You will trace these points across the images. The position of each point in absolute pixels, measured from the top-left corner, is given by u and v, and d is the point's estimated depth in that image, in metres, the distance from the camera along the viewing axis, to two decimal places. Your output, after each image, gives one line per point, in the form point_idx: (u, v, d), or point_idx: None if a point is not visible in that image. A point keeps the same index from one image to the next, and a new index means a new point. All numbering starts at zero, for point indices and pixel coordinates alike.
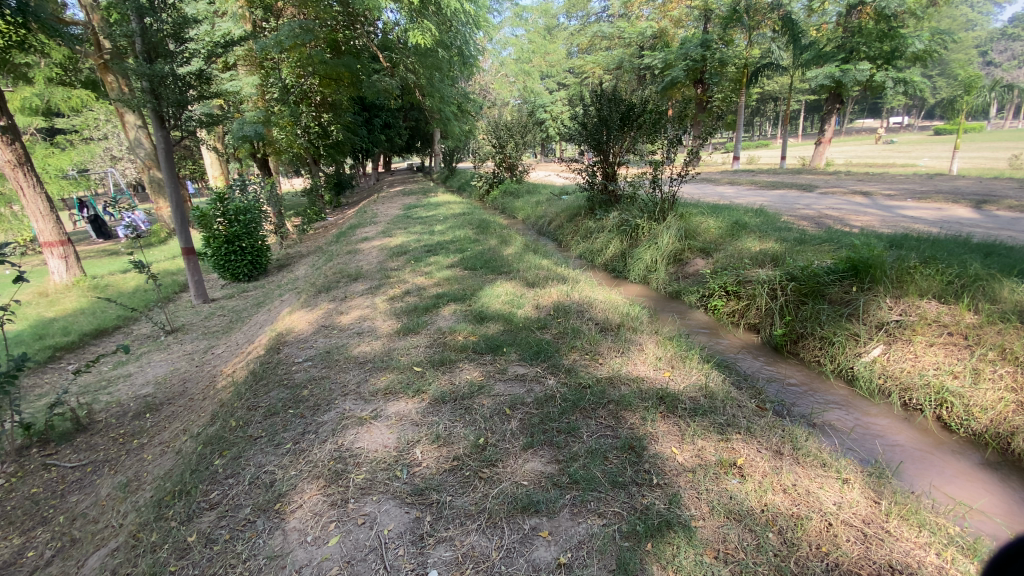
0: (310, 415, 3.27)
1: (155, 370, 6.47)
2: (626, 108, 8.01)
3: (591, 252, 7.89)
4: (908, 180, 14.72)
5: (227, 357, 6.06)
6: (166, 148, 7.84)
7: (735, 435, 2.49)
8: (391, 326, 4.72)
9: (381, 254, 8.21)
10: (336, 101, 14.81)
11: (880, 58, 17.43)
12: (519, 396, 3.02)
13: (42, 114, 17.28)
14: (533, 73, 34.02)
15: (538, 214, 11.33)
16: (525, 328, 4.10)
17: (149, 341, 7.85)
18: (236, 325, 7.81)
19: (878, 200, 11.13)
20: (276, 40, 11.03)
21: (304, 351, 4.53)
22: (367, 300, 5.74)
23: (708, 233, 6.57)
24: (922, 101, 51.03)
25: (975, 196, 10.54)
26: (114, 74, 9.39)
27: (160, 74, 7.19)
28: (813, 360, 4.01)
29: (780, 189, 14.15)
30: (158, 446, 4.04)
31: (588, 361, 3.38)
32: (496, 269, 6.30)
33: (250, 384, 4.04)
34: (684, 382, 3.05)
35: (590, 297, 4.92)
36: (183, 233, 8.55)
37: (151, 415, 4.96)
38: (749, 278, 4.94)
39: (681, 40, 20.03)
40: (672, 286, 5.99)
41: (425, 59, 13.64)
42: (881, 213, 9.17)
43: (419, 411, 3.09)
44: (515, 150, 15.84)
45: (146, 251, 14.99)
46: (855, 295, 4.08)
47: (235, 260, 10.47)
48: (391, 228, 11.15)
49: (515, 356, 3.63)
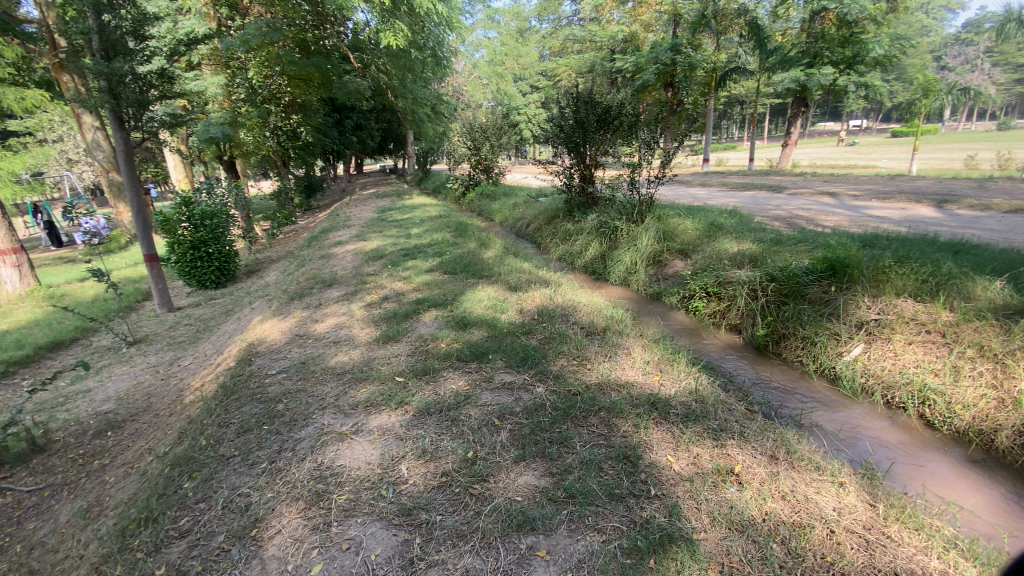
0: (286, 431, 3.10)
1: (117, 384, 6.13)
2: (603, 110, 8.02)
3: (570, 254, 7.87)
4: (871, 180, 15.26)
5: (195, 369, 5.78)
6: (125, 151, 7.45)
7: (729, 441, 2.46)
8: (369, 334, 4.56)
9: (356, 259, 8.00)
10: (306, 102, 14.43)
11: (842, 63, 18.02)
12: (507, 406, 2.93)
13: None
14: (506, 75, 34.00)
15: (516, 216, 11.27)
16: (509, 333, 4.01)
17: (110, 353, 7.45)
18: (204, 335, 7.49)
19: (845, 200, 11.47)
20: (243, 39, 10.68)
21: (278, 362, 4.32)
22: (343, 307, 5.55)
23: (686, 234, 6.62)
24: (880, 106, 53.20)
25: (935, 196, 10.97)
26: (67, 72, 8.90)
27: (119, 73, 6.81)
28: (795, 359, 4.04)
29: (752, 190, 14.45)
30: (121, 467, 3.79)
31: (576, 367, 3.31)
32: (476, 273, 6.20)
33: (221, 398, 3.83)
34: (674, 387, 3.00)
35: (573, 300, 4.87)
36: (146, 239, 8.16)
37: (113, 433, 4.67)
38: (729, 279, 4.95)
39: (651, 43, 20.30)
40: (653, 288, 6.00)
41: (398, 60, 13.44)
42: (849, 213, 9.45)
43: (403, 423, 2.96)
44: (490, 152, 15.75)
45: (106, 258, 14.31)
46: (834, 295, 4.12)
47: (201, 267, 10.05)
48: (365, 231, 10.90)
49: (501, 363, 3.53)
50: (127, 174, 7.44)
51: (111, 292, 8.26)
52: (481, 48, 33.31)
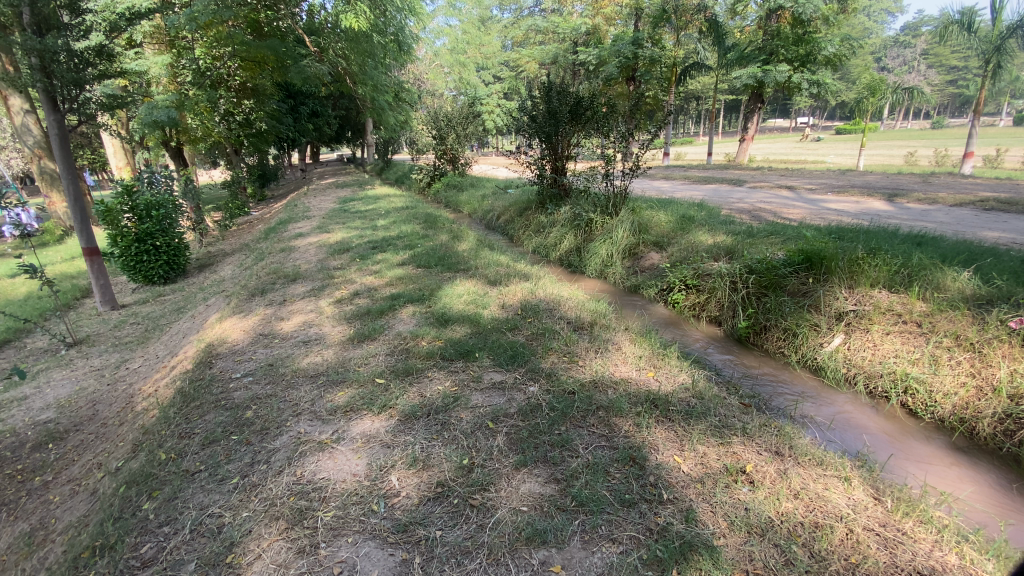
0: (259, 442, 2.85)
1: (57, 390, 5.59)
2: (575, 101, 7.92)
3: (544, 247, 7.77)
4: (824, 175, 15.91)
5: (147, 372, 5.34)
6: (60, 137, 6.78)
7: (733, 438, 2.41)
8: (342, 332, 4.31)
9: (321, 252, 7.63)
10: (259, 86, 13.77)
11: (796, 61, 18.54)
12: (499, 408, 2.79)
13: None
14: (468, 64, 33.39)
15: (485, 207, 11.08)
16: (494, 330, 3.86)
17: (46, 356, 6.83)
18: (154, 334, 6.95)
19: (802, 194, 11.89)
20: (191, 17, 9.94)
21: (243, 364, 4.00)
22: (311, 303, 5.24)
23: (660, 227, 6.62)
24: (825, 105, 55.72)
25: (886, 190, 11.48)
26: None
27: (53, 49, 6.21)
28: (777, 351, 4.07)
29: (714, 183, 14.78)
30: (67, 485, 3.42)
31: (568, 364, 3.19)
32: (451, 266, 6.01)
33: (180, 407, 3.51)
34: (670, 383, 2.93)
35: (555, 294, 4.77)
36: (85, 232, 7.48)
37: (55, 446, 4.24)
38: (708, 271, 4.94)
39: (614, 37, 20.32)
40: (631, 280, 5.97)
41: (357, 45, 12.89)
42: (809, 205, 9.75)
43: (389, 430, 2.76)
44: (456, 141, 15.41)
45: (38, 252, 13.17)
46: (813, 286, 4.17)
47: (147, 261, 9.36)
48: (328, 223, 10.45)
49: (488, 361, 3.38)
50: (63, 162, 6.80)
51: (46, 290, 7.56)
52: (441, 37, 32.56)
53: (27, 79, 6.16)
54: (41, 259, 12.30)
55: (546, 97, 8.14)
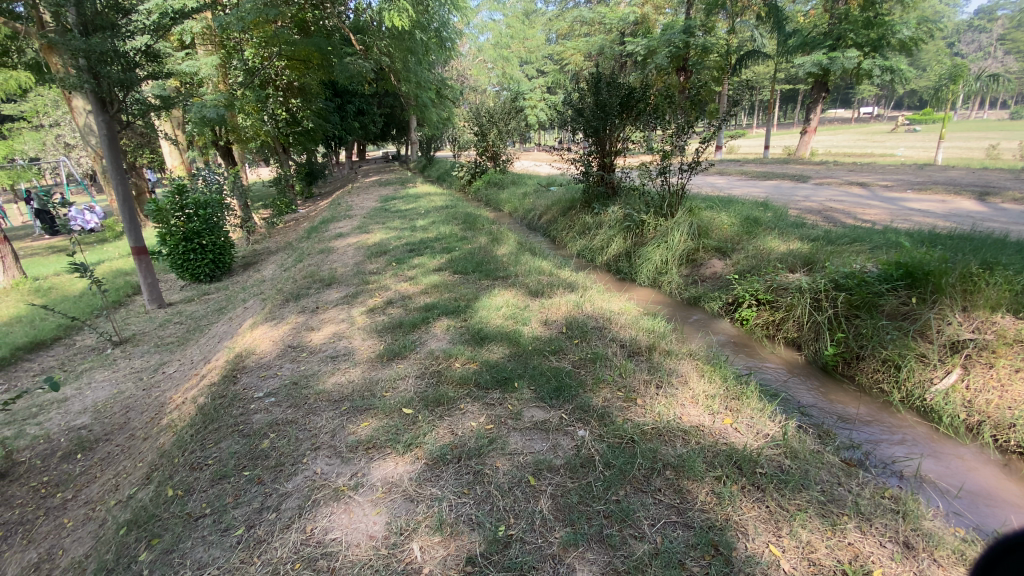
0: (271, 482, 2.52)
1: (96, 393, 5.56)
2: (626, 93, 7.35)
3: (590, 250, 7.26)
4: (899, 170, 14.51)
5: (179, 378, 5.22)
6: (109, 137, 6.86)
7: (845, 521, 1.88)
8: (371, 348, 3.98)
9: (358, 254, 7.40)
10: (305, 85, 13.85)
11: (868, 46, 17.01)
12: (543, 458, 2.34)
13: None
14: (512, 59, 32.86)
15: (526, 206, 10.63)
16: (536, 352, 3.42)
17: (93, 354, 6.92)
18: (193, 336, 6.91)
19: (877, 191, 10.81)
20: (237, 16, 9.83)
21: (266, 382, 3.73)
22: (342, 312, 4.95)
23: (721, 230, 5.97)
24: (892, 93, 51.86)
25: (977, 188, 10.23)
26: (49, 52, 8.26)
27: (99, 50, 6.18)
28: (873, 386, 3.43)
29: (774, 180, 13.73)
30: (82, 508, 3.23)
31: (624, 404, 2.70)
32: (490, 273, 5.60)
33: (198, 429, 3.26)
34: (754, 434, 2.41)
35: (605, 309, 4.27)
36: (133, 231, 7.52)
37: (83, 457, 4.11)
38: (783, 285, 4.32)
39: (663, 26, 19.33)
40: (689, 291, 5.38)
41: (401, 42, 12.67)
42: (885, 205, 8.79)
43: (414, 478, 2.37)
44: (498, 138, 15.00)
45: (98, 247, 13.72)
46: (917, 307, 3.48)
47: (194, 259, 9.46)
48: (367, 222, 10.28)
49: (530, 392, 2.94)
50: (112, 163, 6.85)
51: (96, 289, 7.70)
52: (484, 32, 32.21)
53: (75, 81, 6.16)
54: (100, 255, 12.81)
55: (595, 89, 7.58)
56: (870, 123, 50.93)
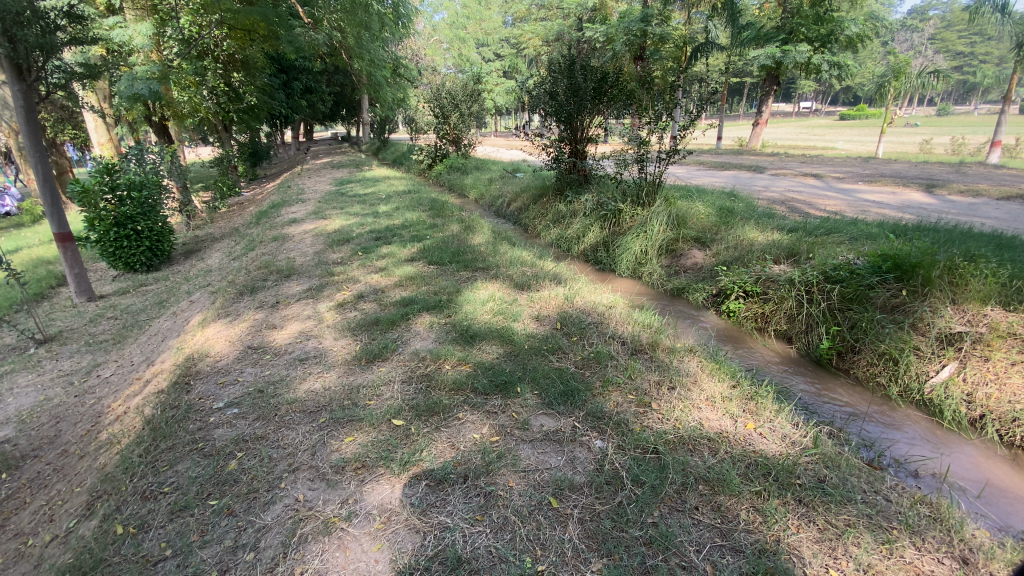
0: (244, 513, 2.15)
1: (18, 400, 4.86)
2: (599, 79, 7.17)
3: (565, 240, 7.07)
4: (848, 163, 15.12)
5: (119, 383, 4.62)
6: (25, 109, 5.92)
7: (898, 537, 1.78)
8: (346, 348, 3.62)
9: (318, 242, 6.89)
10: (249, 58, 12.85)
11: (817, 41, 17.62)
12: (562, 476, 2.11)
13: None
14: (468, 40, 31.97)
15: (493, 192, 10.31)
16: (533, 351, 3.19)
17: (12, 355, 6.10)
18: (132, 332, 6.21)
19: (830, 182, 11.24)
20: None
21: (226, 390, 3.29)
22: (307, 308, 4.50)
23: (700, 220, 5.90)
24: (829, 89, 54.66)
25: (922, 181, 10.77)
26: None
27: (15, 11, 5.28)
28: (870, 379, 3.43)
29: (734, 169, 13.97)
30: (7, 544, 2.67)
31: (639, 409, 2.51)
32: (468, 263, 5.32)
33: (149, 448, 2.81)
34: (782, 441, 2.29)
35: (597, 302, 4.08)
36: (55, 217, 6.63)
37: (5, 478, 3.53)
38: (771, 277, 4.29)
39: (621, 13, 19.19)
40: (673, 282, 5.27)
41: (354, 17, 11.73)
42: (841, 196, 9.12)
43: (417, 503, 2.08)
44: (460, 121, 14.46)
45: (11, 233, 12.23)
46: (907, 300, 3.49)
47: (128, 247, 8.54)
48: (324, 207, 9.63)
49: (533, 398, 2.69)
50: (27, 138, 5.91)
51: (13, 282, 6.78)
52: (438, 11, 31.08)
53: None
54: (16, 241, 11.43)
55: (568, 72, 7.33)
56: (810, 117, 53.32)
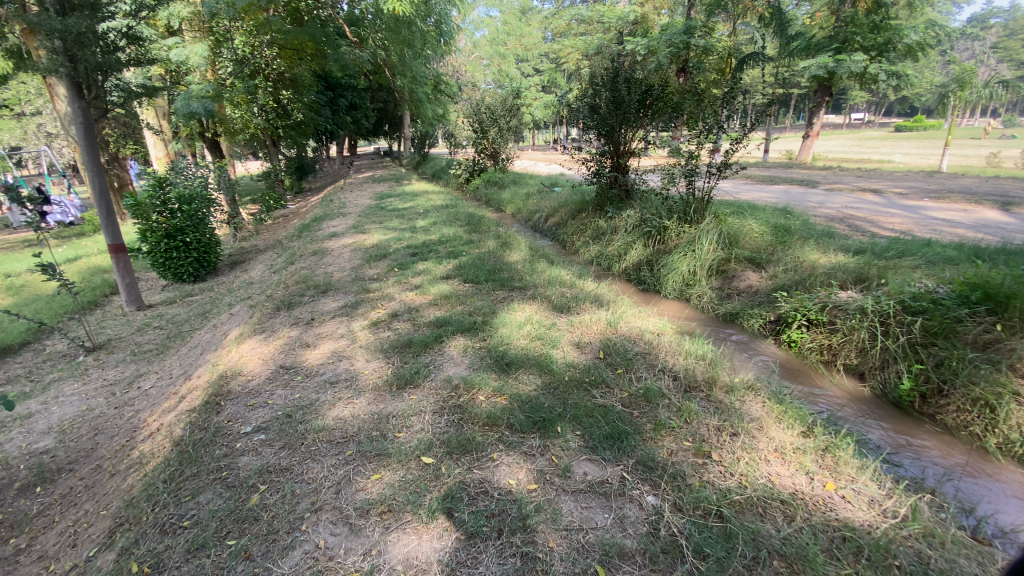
0: (261, 559, 1.99)
1: (63, 409, 4.96)
2: (644, 91, 6.91)
3: (606, 257, 6.79)
4: (909, 177, 14.16)
5: (157, 396, 4.64)
6: (84, 126, 6.17)
7: None
8: (377, 371, 3.48)
9: (356, 256, 6.88)
10: (298, 76, 13.21)
11: (873, 50, 16.71)
12: (610, 539, 1.85)
13: None
14: (508, 56, 32.27)
15: (530, 207, 10.15)
16: (575, 384, 2.94)
17: (63, 362, 6.31)
18: (174, 343, 6.32)
19: (891, 198, 10.50)
20: (227, 2, 9.19)
21: (255, 413, 3.19)
22: (341, 326, 4.41)
23: (753, 239, 5.54)
24: (883, 100, 52.14)
25: (997, 197, 9.90)
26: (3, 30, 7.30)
27: (76, 31, 5.49)
28: (961, 427, 2.99)
29: (783, 184, 13.33)
30: (33, 567, 2.61)
31: (697, 461, 2.23)
32: (504, 282, 5.14)
33: (174, 473, 2.72)
34: (872, 509, 1.98)
35: (643, 328, 3.80)
36: (110, 229, 6.86)
37: (44, 491, 3.54)
38: (839, 304, 3.90)
39: (663, 26, 18.84)
40: (725, 306, 4.91)
41: (397, 34, 11.92)
42: (906, 213, 8.47)
43: (446, 561, 1.86)
44: (498, 135, 14.41)
45: (75, 243, 12.93)
46: (1004, 336, 3.05)
47: (177, 258, 8.80)
48: (363, 221, 9.70)
49: (576, 440, 2.45)
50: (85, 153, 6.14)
51: (68, 291, 7.04)
52: (479, 28, 31.52)
53: (48, 64, 5.52)
54: (78, 250, 12.06)
55: (611, 84, 7.07)
56: (862, 129, 50.98)
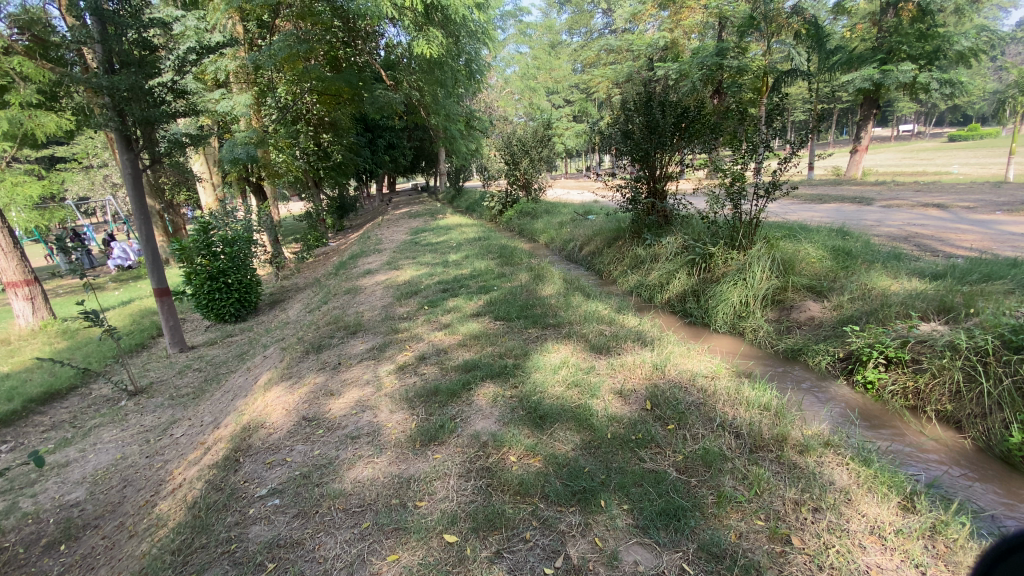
0: None
1: (98, 458, 4.93)
2: (680, 112, 6.61)
3: (646, 287, 6.40)
4: (975, 189, 13.10)
5: (187, 445, 4.53)
6: (134, 176, 6.40)
7: None
8: (402, 423, 3.22)
9: (387, 294, 6.77)
10: (337, 120, 13.53)
11: (922, 59, 15.86)
12: None
13: (39, 149, 16.34)
14: (538, 89, 32.82)
15: (564, 236, 9.91)
16: (620, 444, 2.59)
17: (105, 406, 6.38)
18: (210, 386, 6.30)
19: (959, 213, 9.64)
20: (269, 53, 9.50)
21: (272, 472, 2.97)
22: (368, 372, 4.21)
23: (810, 265, 5.06)
24: (932, 109, 49.73)
25: None
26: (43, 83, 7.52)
27: (123, 88, 5.71)
28: None
29: (834, 202, 12.58)
30: None
31: (774, 548, 1.84)
32: (538, 319, 4.85)
33: (181, 545, 2.49)
34: None
35: (694, 372, 3.40)
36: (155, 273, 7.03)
37: (65, 551, 3.41)
38: (925, 340, 3.38)
39: (694, 49, 18.62)
40: (785, 341, 4.43)
41: (430, 75, 12.16)
42: (979, 229, 7.71)
43: None
44: (530, 166, 14.38)
45: (129, 286, 13.56)
46: None
47: (219, 299, 8.98)
48: (397, 257, 9.70)
49: (626, 518, 2.08)
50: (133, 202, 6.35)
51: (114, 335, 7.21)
52: (510, 64, 32.21)
53: (100, 120, 5.77)
54: (132, 293, 12.58)
55: (645, 108, 6.82)
56: (912, 141, 48.53)
